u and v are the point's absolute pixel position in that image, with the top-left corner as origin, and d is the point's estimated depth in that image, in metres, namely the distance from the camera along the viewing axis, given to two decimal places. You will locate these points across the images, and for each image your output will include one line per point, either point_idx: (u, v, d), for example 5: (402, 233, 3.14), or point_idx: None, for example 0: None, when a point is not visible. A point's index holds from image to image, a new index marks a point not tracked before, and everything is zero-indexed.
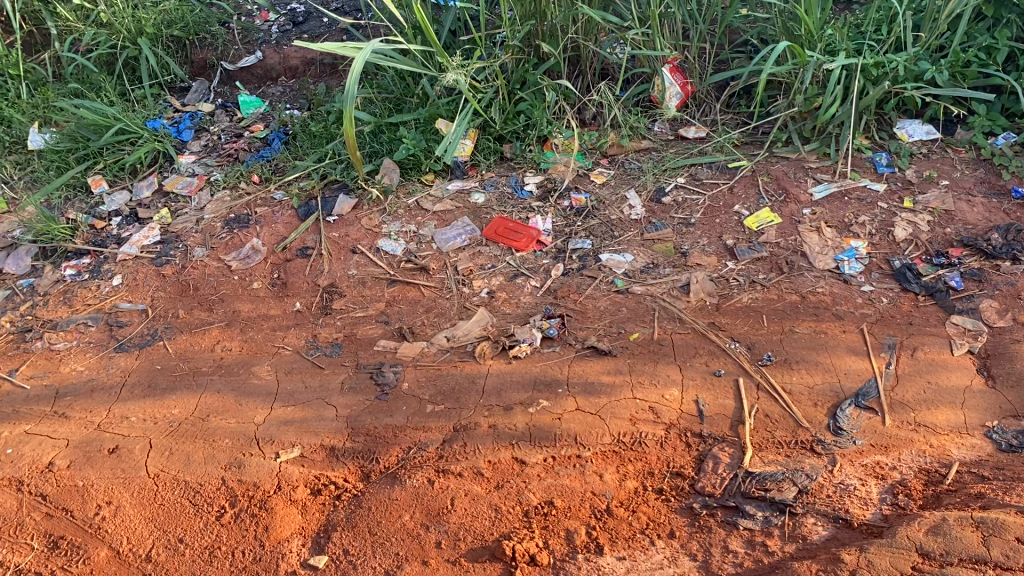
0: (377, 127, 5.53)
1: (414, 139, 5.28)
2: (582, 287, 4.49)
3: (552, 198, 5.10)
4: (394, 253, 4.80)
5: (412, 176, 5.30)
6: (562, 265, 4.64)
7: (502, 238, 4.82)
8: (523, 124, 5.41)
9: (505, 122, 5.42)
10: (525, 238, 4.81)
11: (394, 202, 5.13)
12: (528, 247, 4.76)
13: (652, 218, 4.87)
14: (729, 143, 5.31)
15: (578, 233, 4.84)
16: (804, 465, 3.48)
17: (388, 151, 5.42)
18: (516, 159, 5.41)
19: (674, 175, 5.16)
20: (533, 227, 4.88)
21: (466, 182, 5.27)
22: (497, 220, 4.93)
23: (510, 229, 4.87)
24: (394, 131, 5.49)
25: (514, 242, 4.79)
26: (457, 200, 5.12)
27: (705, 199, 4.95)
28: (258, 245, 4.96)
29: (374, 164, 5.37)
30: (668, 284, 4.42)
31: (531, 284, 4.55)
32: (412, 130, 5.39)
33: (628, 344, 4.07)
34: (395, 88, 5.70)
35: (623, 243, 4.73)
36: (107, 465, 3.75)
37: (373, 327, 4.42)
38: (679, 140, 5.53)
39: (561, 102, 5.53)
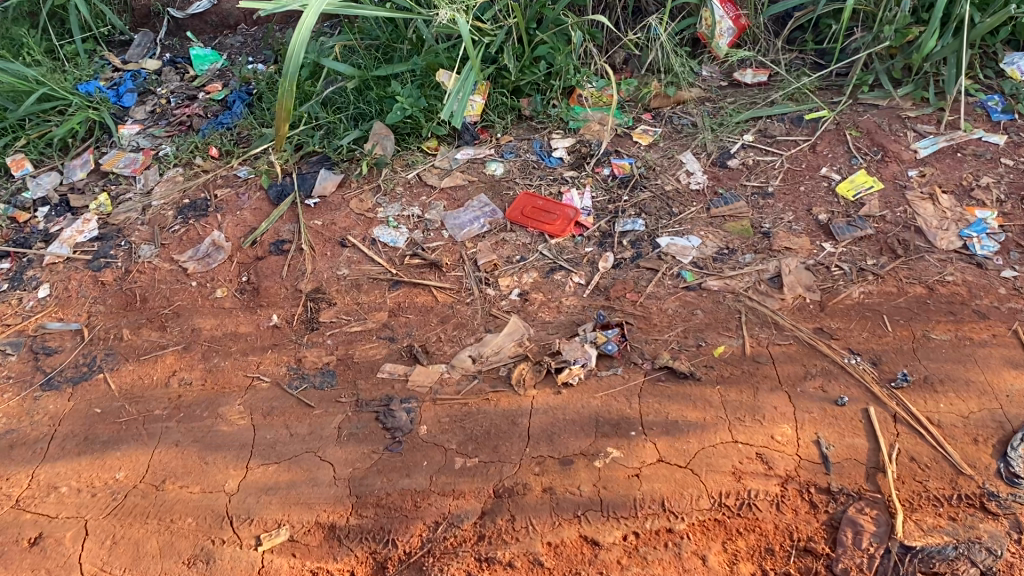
0: (362, 83, 4.45)
1: (409, 96, 4.21)
2: (640, 283, 3.49)
3: (588, 165, 4.08)
4: (396, 245, 3.78)
5: (411, 143, 4.25)
6: (611, 255, 3.65)
7: (531, 221, 3.80)
8: (544, 73, 4.35)
9: (521, 71, 4.35)
10: (560, 220, 3.80)
11: (390, 177, 4.09)
12: (565, 232, 3.75)
13: (717, 188, 3.87)
14: (801, 90, 4.30)
15: (625, 211, 3.84)
16: (980, 534, 2.55)
17: (378, 112, 4.36)
18: (539, 116, 4.37)
19: (737, 132, 4.14)
20: (568, 205, 3.86)
21: (477, 148, 4.22)
22: (523, 198, 3.91)
23: (540, 209, 3.85)
24: (384, 87, 4.41)
25: (546, 225, 3.78)
26: (469, 172, 4.08)
27: (781, 162, 3.94)
28: (221, 240, 3.91)
29: (363, 129, 4.29)
30: (753, 276, 3.44)
31: (573, 281, 3.57)
32: (407, 86, 4.31)
33: (714, 363, 3.11)
34: (380, 33, 4.58)
35: (686, 224, 3.74)
36: (27, 564, 2.76)
37: (375, 345, 3.43)
38: (736, 87, 4.52)
39: (587, 44, 4.46)
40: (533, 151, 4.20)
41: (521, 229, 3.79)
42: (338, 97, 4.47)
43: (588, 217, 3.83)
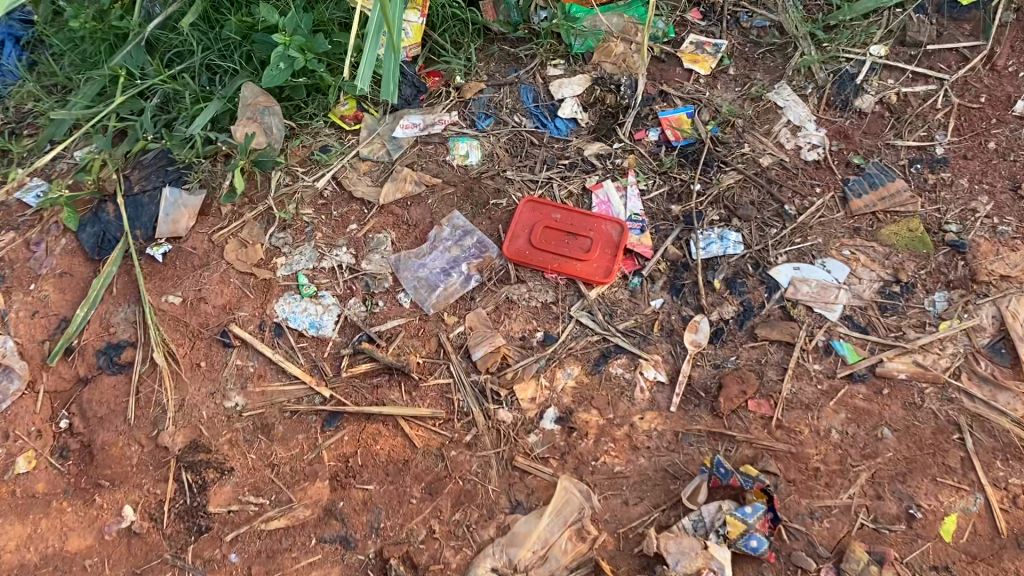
0: (208, 6, 2.57)
1: (295, 31, 2.39)
2: (767, 377, 2.00)
3: (617, 126, 2.43)
4: (321, 333, 2.15)
5: (312, 113, 2.48)
6: (701, 317, 2.11)
7: (549, 259, 2.21)
8: None
9: None
10: (598, 253, 2.21)
11: (286, 188, 2.37)
12: (609, 276, 2.18)
13: (848, 159, 2.31)
14: None
15: (704, 219, 2.27)
16: None
17: (247, 57, 2.56)
18: (522, 37, 2.61)
19: (857, 38, 2.48)
20: (605, 218, 2.27)
21: (427, 110, 2.48)
22: (525, 212, 2.28)
23: (559, 231, 2.25)
24: (250, 8, 2.55)
25: (575, 265, 2.20)
26: (423, 165, 2.38)
27: (945, 97, 2.36)
28: (8, 352, 2.20)
29: (222, 94, 2.48)
30: (960, 346, 1.99)
31: (646, 379, 2.05)
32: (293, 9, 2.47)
33: (948, 560, 1.74)
34: None
35: (813, 238, 2.20)
36: None
37: (319, 559, 1.91)
38: None
39: None
40: (521, 105, 2.49)
41: (533, 278, 2.21)
42: (172, 34, 2.61)
43: (644, 241, 2.25)
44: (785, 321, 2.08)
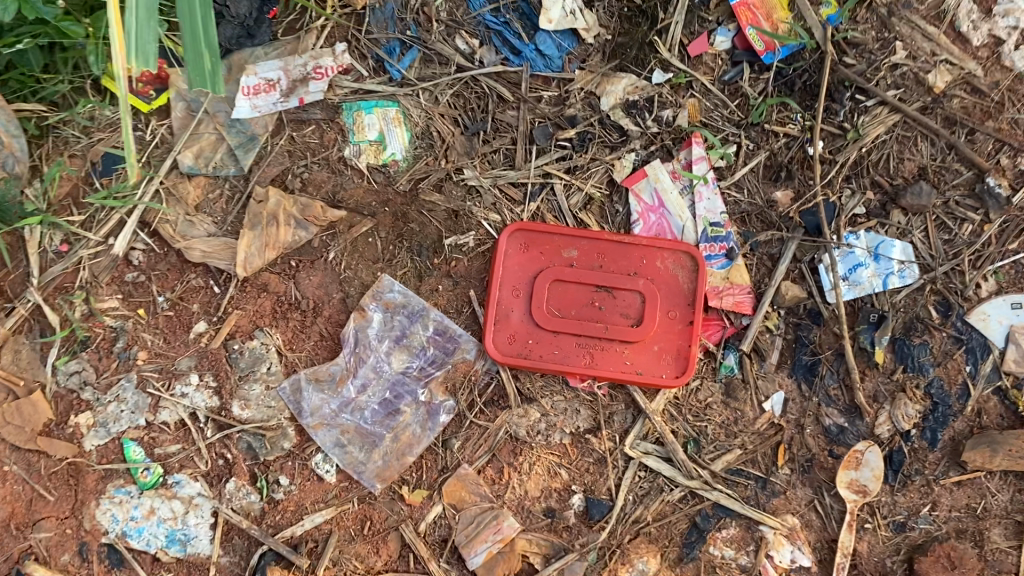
0: None
1: None
2: (989, 542, 1.17)
3: (655, 33, 1.25)
4: (193, 554, 1.21)
5: (66, 83, 1.26)
6: (858, 432, 1.19)
7: (572, 351, 1.21)
8: None
9: None
10: (658, 324, 1.21)
11: (58, 263, 1.24)
12: (682, 367, 1.21)
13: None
14: None
15: (840, 217, 1.24)
16: None
17: None
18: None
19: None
20: (659, 246, 1.23)
21: (287, 48, 1.27)
22: (515, 254, 1.23)
23: (580, 287, 1.22)
24: None
25: (621, 353, 1.21)
26: (303, 178, 1.26)
27: None
28: None
29: None
30: None
31: (777, 564, 1.18)
32: None
33: None
34: None
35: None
36: None
37: None
38: None
39: None
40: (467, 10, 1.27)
41: (547, 390, 1.22)
42: None
43: (736, 280, 1.25)
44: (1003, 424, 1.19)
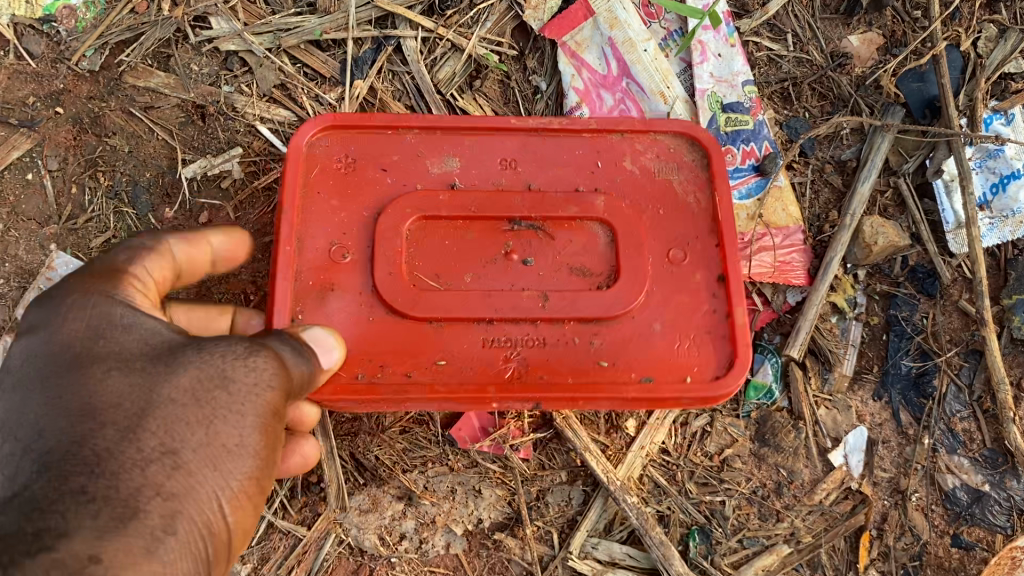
0: None
1: None
2: None
3: None
4: None
5: None
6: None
7: (472, 348, 0.79)
8: None
9: None
10: (653, 290, 0.82)
11: None
12: (729, 350, 0.82)
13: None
14: None
15: (977, 80, 0.99)
16: None
17: None
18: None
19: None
20: (621, 132, 0.88)
21: None
22: (323, 168, 0.84)
23: (475, 236, 0.82)
24: None
25: (575, 340, 0.80)
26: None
27: None
28: None
29: None
30: None
31: None
32: None
33: None
34: None
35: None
36: None
37: None
38: None
39: None
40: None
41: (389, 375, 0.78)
42: None
43: (782, 222, 0.97)
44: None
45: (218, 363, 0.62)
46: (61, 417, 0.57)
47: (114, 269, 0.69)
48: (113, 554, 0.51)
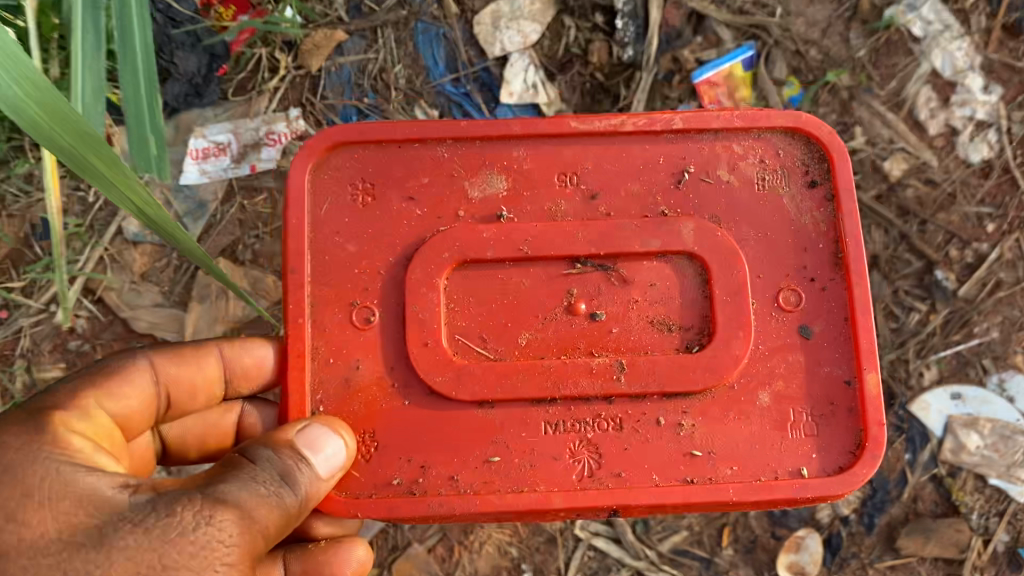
0: None
1: None
2: None
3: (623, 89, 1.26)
4: None
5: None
6: (878, 506, 1.23)
7: (547, 441, 0.86)
8: None
9: None
10: (788, 366, 0.88)
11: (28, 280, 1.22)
12: (858, 430, 0.87)
13: (1005, 23, 1.27)
14: None
15: None
16: None
17: None
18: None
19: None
20: (713, 130, 0.91)
21: (238, 111, 1.25)
22: (340, 201, 0.90)
23: (529, 313, 0.88)
24: None
25: (676, 435, 0.86)
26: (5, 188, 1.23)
27: None
28: None
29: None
30: None
31: None
32: None
33: None
34: None
35: (958, 259, 1.26)
36: None
37: None
38: None
39: None
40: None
41: (422, 471, 0.86)
42: None
43: None
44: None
45: (175, 524, 0.73)
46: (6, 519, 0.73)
47: (46, 420, 0.79)
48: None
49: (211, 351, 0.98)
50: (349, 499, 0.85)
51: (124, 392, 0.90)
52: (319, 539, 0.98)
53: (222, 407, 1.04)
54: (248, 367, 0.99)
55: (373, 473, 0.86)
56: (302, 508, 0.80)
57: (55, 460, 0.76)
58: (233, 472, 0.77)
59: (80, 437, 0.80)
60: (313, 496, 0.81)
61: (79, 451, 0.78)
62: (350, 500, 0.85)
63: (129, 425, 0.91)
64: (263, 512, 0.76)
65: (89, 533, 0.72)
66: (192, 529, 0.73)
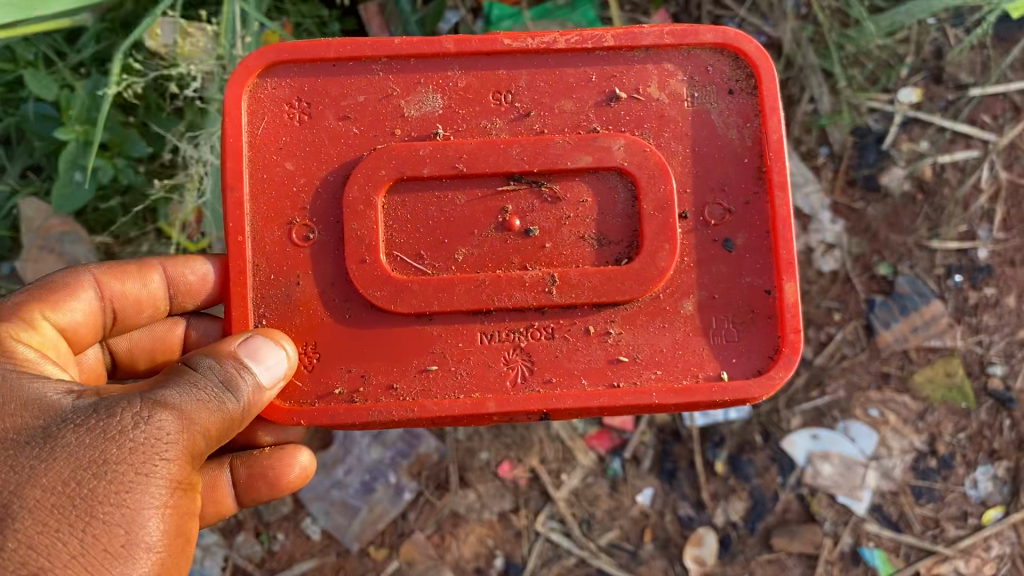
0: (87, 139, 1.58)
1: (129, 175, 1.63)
2: None
3: None
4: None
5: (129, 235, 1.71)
6: (758, 514, 1.71)
7: (485, 349, 1.19)
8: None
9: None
10: (709, 276, 1.20)
11: None
12: (766, 340, 1.20)
13: (846, 177, 1.81)
14: None
15: None
16: None
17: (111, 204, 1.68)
18: (93, 167, 1.58)
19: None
20: (645, 48, 1.22)
21: None
22: (284, 119, 1.22)
23: (463, 222, 1.21)
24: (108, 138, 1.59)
25: (605, 342, 1.20)
26: (131, 259, 1.73)
27: (988, 198, 1.79)
28: None
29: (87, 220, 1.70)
30: None
31: None
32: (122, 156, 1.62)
33: None
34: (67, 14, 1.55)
35: (814, 338, 1.78)
36: None
37: None
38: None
39: None
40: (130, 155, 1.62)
41: (363, 380, 1.20)
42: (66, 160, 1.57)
43: None
44: (875, 529, 1.72)
45: (117, 421, 1.01)
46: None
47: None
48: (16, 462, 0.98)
49: (155, 268, 1.32)
50: (294, 411, 1.18)
51: (71, 305, 1.24)
52: (263, 445, 1.39)
53: (168, 322, 1.41)
54: (191, 283, 1.34)
55: (319, 379, 1.20)
56: (242, 411, 1.10)
57: (9, 370, 1.06)
58: (174, 382, 1.05)
59: (26, 346, 1.12)
60: (250, 403, 1.10)
61: (24, 358, 1.10)
62: (295, 406, 1.19)
63: (75, 333, 1.25)
64: (202, 415, 1.05)
65: (35, 431, 1.00)
66: (133, 426, 1.00)
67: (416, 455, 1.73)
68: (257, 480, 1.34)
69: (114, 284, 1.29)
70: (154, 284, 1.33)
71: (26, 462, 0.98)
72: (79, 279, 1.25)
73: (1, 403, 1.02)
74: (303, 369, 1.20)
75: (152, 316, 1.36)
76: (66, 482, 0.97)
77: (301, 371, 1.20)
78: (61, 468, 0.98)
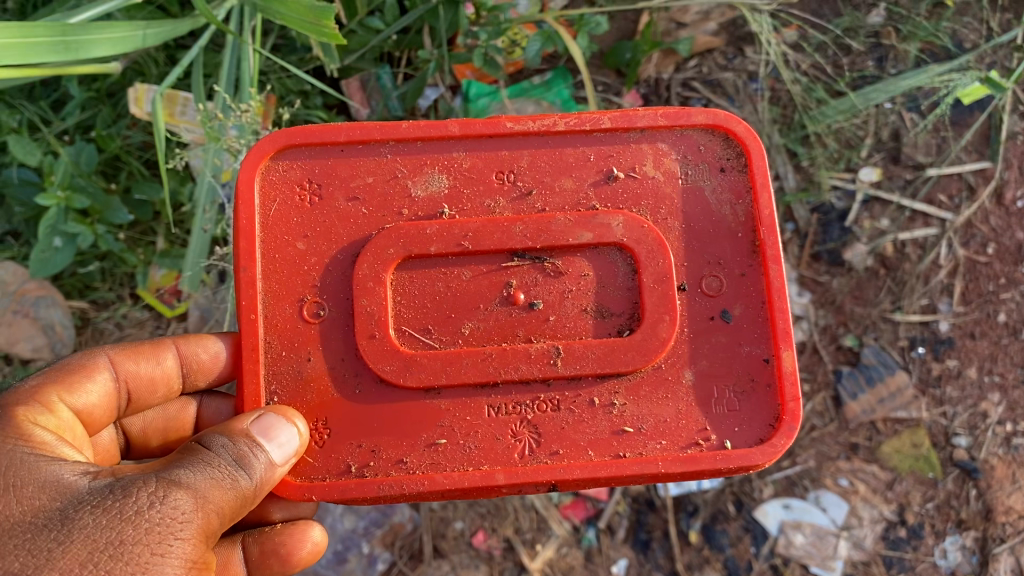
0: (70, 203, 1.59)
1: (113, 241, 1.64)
2: None
3: None
4: None
5: (109, 292, 1.72)
6: None
7: (493, 422, 1.21)
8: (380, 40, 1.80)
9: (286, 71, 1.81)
10: (710, 344, 1.23)
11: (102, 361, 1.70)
12: (769, 408, 1.23)
13: (811, 253, 1.88)
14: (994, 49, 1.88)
15: None
16: None
17: (94, 265, 1.69)
18: (73, 232, 1.59)
19: (679, 28, 1.92)
20: (640, 129, 1.27)
21: None
22: (293, 196, 1.25)
23: (467, 298, 1.23)
24: (95, 201, 1.61)
25: (609, 413, 1.22)
26: (107, 323, 1.73)
27: (947, 274, 1.85)
28: None
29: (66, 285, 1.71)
30: None
31: None
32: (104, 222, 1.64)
33: None
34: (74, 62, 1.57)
35: None
36: None
37: None
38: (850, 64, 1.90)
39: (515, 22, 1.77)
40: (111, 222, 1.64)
41: (373, 454, 1.21)
42: (49, 221, 1.57)
43: None
44: None
45: (135, 502, 1.00)
46: (14, 483, 1.02)
47: (15, 420, 1.09)
48: (35, 543, 0.98)
49: (168, 348, 1.33)
50: (302, 486, 1.19)
51: (86, 386, 1.22)
52: (274, 521, 1.37)
53: (177, 404, 1.42)
54: (202, 361, 1.34)
55: (329, 457, 1.21)
56: (257, 486, 1.09)
57: (26, 453, 1.05)
58: (189, 460, 1.05)
59: (43, 428, 1.11)
60: (264, 479, 1.10)
61: (41, 442, 1.08)
62: (307, 481, 1.20)
63: (91, 415, 1.23)
64: (217, 494, 1.04)
65: (52, 514, 1.00)
66: (149, 506, 1.00)
67: (391, 525, 1.72)
68: (268, 558, 1.32)
69: (128, 366, 1.29)
70: (166, 363, 1.33)
71: (44, 545, 0.98)
72: (96, 361, 1.25)
73: (17, 486, 1.01)
74: (313, 445, 1.21)
75: (163, 397, 1.36)
76: (83, 564, 0.97)
77: (312, 447, 1.21)
78: (77, 550, 0.97)
